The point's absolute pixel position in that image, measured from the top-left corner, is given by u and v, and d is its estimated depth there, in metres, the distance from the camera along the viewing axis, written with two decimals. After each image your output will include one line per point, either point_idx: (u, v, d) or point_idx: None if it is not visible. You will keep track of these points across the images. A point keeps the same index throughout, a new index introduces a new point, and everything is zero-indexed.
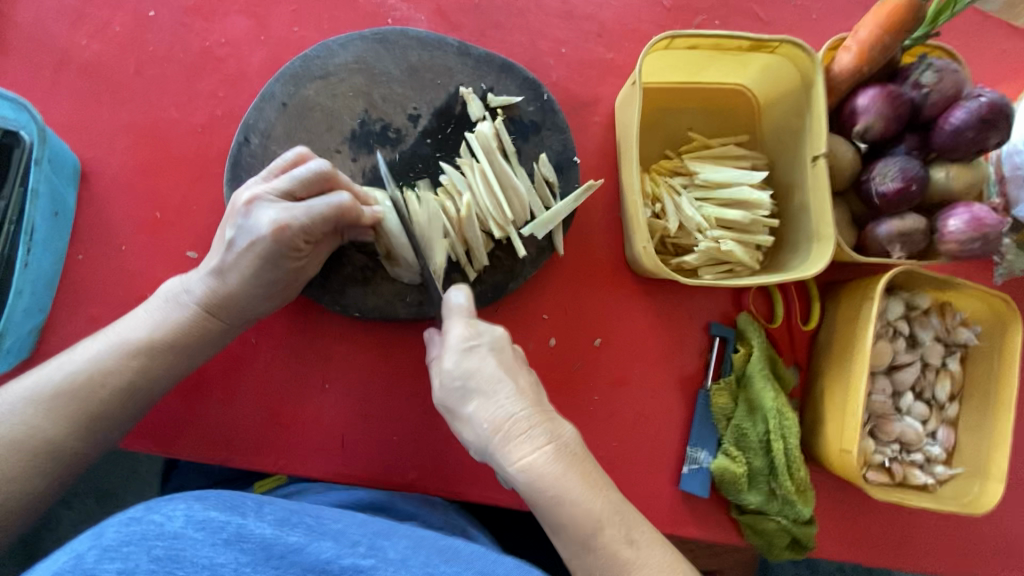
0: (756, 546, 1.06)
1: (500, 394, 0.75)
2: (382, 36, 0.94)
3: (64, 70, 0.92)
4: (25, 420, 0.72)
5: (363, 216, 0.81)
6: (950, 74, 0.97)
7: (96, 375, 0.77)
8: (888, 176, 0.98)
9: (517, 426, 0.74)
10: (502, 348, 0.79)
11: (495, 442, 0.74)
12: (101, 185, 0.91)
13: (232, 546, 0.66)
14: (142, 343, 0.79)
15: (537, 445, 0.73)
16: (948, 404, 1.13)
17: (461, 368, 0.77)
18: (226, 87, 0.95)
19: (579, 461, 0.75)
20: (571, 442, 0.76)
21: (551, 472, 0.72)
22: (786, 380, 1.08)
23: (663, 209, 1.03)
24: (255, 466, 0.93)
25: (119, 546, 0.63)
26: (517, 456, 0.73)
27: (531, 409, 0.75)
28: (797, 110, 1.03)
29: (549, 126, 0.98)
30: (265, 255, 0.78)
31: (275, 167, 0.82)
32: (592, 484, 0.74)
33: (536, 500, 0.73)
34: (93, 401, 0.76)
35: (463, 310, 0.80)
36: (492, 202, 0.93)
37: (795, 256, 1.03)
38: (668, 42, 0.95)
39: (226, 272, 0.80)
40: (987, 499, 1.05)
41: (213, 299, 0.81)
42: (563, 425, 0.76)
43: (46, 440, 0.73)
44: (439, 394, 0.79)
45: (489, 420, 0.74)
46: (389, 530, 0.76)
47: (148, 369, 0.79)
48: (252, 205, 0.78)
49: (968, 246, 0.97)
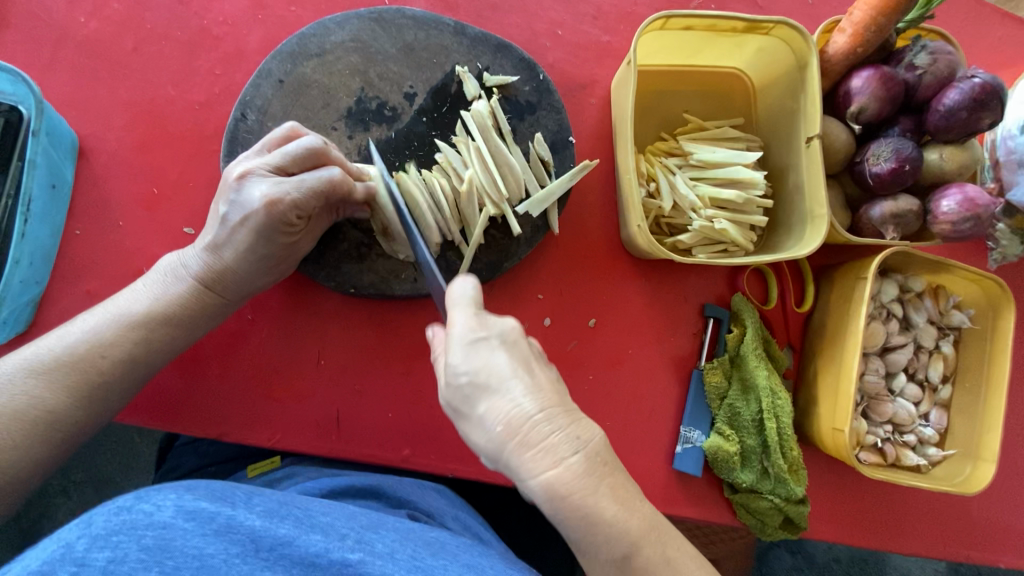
0: (748, 525, 1.06)
1: (514, 394, 0.65)
2: (378, 15, 0.95)
3: (62, 47, 0.92)
4: (26, 390, 0.73)
5: (355, 190, 0.81)
6: (943, 56, 0.98)
7: (96, 347, 0.77)
8: (881, 157, 0.99)
9: (536, 432, 0.64)
10: (514, 341, 0.69)
11: (510, 452, 0.64)
12: (99, 161, 0.92)
13: (222, 537, 0.64)
14: (139, 316, 0.80)
15: (561, 455, 0.64)
16: (941, 386, 1.13)
17: (469, 365, 0.67)
18: (223, 65, 0.95)
19: (608, 469, 0.66)
20: (600, 447, 0.66)
21: (578, 484, 0.64)
22: (780, 361, 1.09)
23: (658, 190, 1.03)
24: (251, 442, 0.93)
25: (108, 535, 0.62)
26: (539, 467, 0.64)
27: (552, 411, 0.65)
28: (791, 92, 1.03)
29: (545, 106, 0.99)
30: (259, 230, 0.78)
31: (268, 143, 0.81)
32: (622, 495, 0.66)
33: (560, 516, 0.65)
34: (92, 372, 0.77)
35: (467, 300, 0.72)
36: (487, 179, 0.93)
37: (788, 237, 1.04)
38: (664, 22, 0.95)
39: (221, 247, 0.81)
40: (979, 479, 1.06)
41: (210, 273, 0.82)
42: (591, 426, 0.67)
43: (47, 410, 0.74)
44: (445, 394, 0.70)
45: (503, 424, 0.65)
46: (376, 524, 0.78)
47: (145, 342, 0.80)
48: (244, 179, 0.78)
49: (961, 226, 0.98)
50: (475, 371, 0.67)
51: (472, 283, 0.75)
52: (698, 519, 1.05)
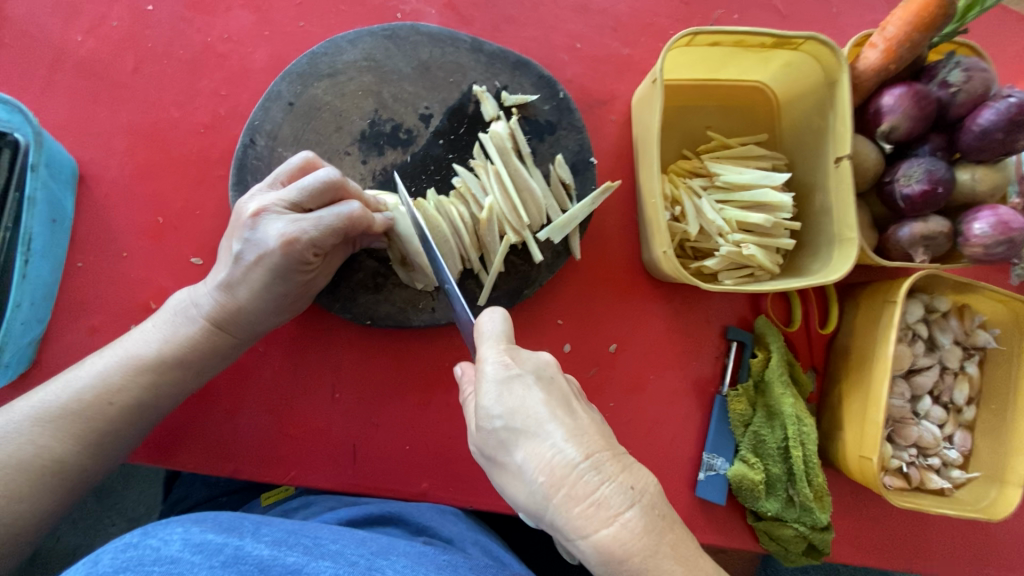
0: (772, 551, 1.04)
1: (553, 438, 0.58)
2: (391, 32, 0.90)
3: (58, 67, 0.87)
4: (33, 439, 0.69)
5: (375, 223, 0.78)
6: (978, 73, 0.94)
7: (104, 392, 0.74)
8: (913, 178, 0.95)
9: (583, 483, 0.56)
10: (550, 378, 0.64)
11: (555, 507, 0.56)
12: (100, 189, 0.87)
13: (230, 568, 0.64)
14: (150, 359, 0.76)
15: (615, 509, 0.55)
16: (966, 407, 1.11)
17: (503, 407, 0.61)
18: (229, 85, 0.90)
19: (667, 523, 0.57)
20: (656, 496, 0.58)
21: (637, 544, 0.55)
22: (804, 385, 1.06)
23: (682, 213, 1.00)
24: (265, 478, 0.90)
25: (116, 573, 0.62)
26: (590, 525, 0.55)
27: (600, 456, 0.57)
28: (819, 109, 0.99)
29: (565, 126, 0.95)
30: (276, 269, 0.74)
31: (282, 174, 0.77)
32: (685, 555, 0.56)
33: None
34: (100, 419, 0.73)
35: (497, 337, 0.68)
36: (508, 205, 0.89)
37: (815, 260, 1.01)
38: (690, 39, 0.91)
39: (234, 286, 0.76)
40: (1005, 504, 1.04)
41: (222, 313, 0.78)
42: (644, 472, 0.59)
43: (53, 460, 0.70)
44: (477, 442, 0.65)
45: (544, 474, 0.57)
46: (387, 549, 0.74)
47: (156, 385, 0.76)
48: (259, 217, 0.74)
49: (994, 250, 0.94)
50: (510, 414, 0.61)
51: (500, 314, 0.70)
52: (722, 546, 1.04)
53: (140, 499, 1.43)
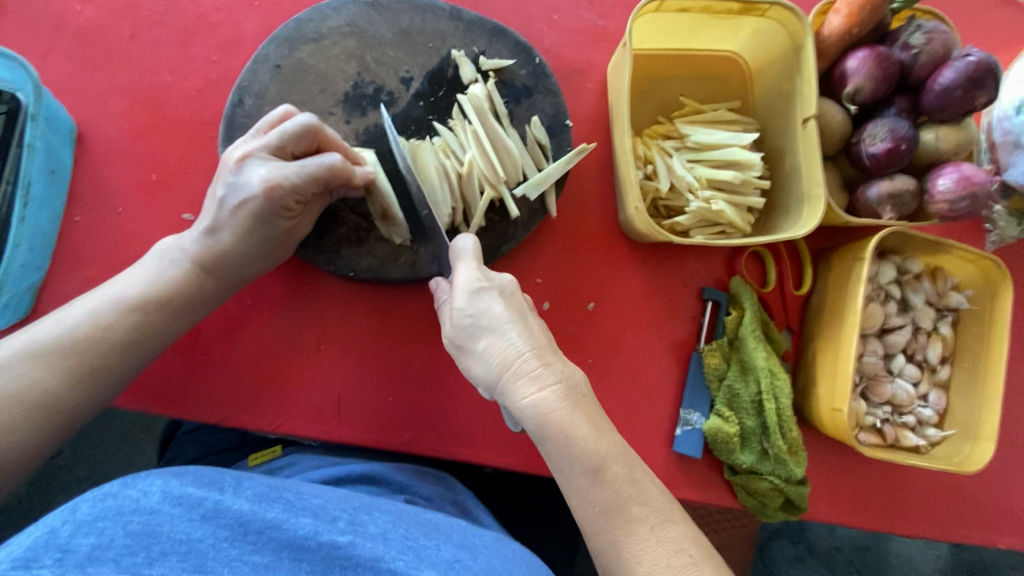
0: (749, 507, 1.06)
1: (511, 332, 0.73)
2: (373, 0, 0.95)
3: (59, 34, 0.93)
4: (26, 373, 0.73)
5: (356, 176, 0.82)
6: (938, 35, 0.98)
7: (96, 329, 0.78)
8: (878, 137, 0.99)
9: (528, 364, 0.72)
10: (511, 292, 0.77)
11: (506, 378, 0.72)
12: (97, 148, 0.92)
13: (209, 522, 0.67)
14: (140, 299, 0.80)
15: (548, 383, 0.71)
16: (940, 367, 1.14)
17: (472, 306, 0.75)
18: (220, 52, 0.95)
19: (586, 400, 0.73)
20: (581, 385, 0.74)
21: (558, 410, 0.71)
22: (779, 343, 1.09)
23: (654, 171, 1.03)
24: (252, 426, 0.93)
25: (93, 521, 0.63)
26: (528, 392, 0.71)
27: (542, 349, 0.73)
28: (787, 74, 1.03)
29: (541, 89, 0.99)
30: (259, 213, 0.79)
31: (264, 124, 0.82)
32: (598, 423, 0.72)
33: (543, 438, 0.71)
34: (93, 355, 0.77)
35: (469, 254, 0.79)
36: (485, 161, 0.93)
37: (785, 219, 1.04)
38: (659, 4, 0.96)
39: (219, 230, 0.81)
40: (977, 458, 1.06)
41: (207, 256, 0.83)
42: (572, 366, 0.74)
43: (47, 393, 0.74)
44: (448, 335, 0.77)
45: (499, 359, 0.72)
46: (370, 505, 0.79)
47: (146, 325, 0.80)
48: (244, 162, 0.79)
49: (958, 205, 0.98)
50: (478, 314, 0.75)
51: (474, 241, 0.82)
52: (699, 501, 1.06)
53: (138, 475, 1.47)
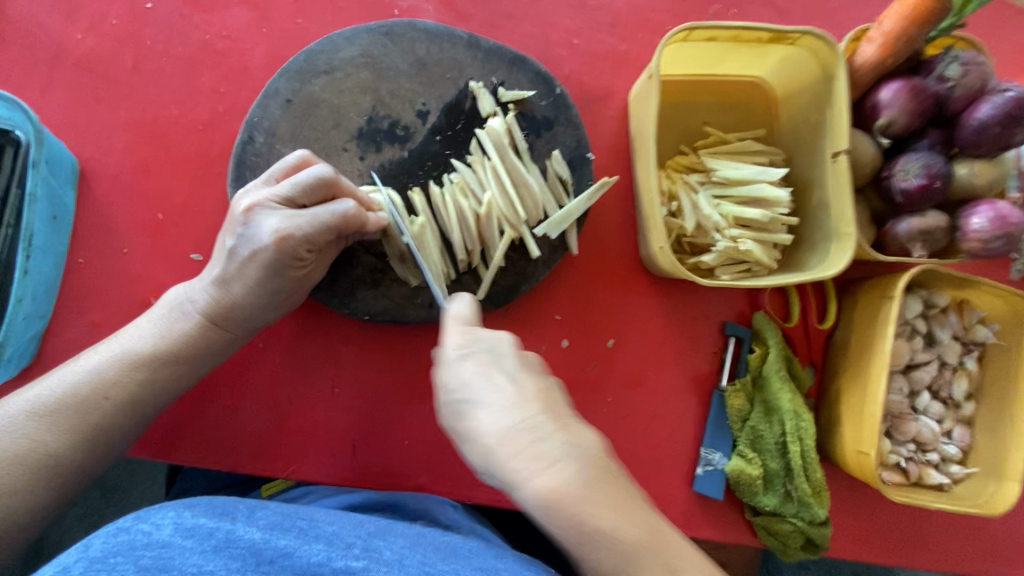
0: (770, 546, 1.04)
1: (502, 403, 0.67)
2: (388, 29, 0.91)
3: (59, 66, 0.88)
4: (28, 434, 0.71)
5: (368, 224, 0.79)
6: (975, 67, 0.94)
7: (99, 388, 0.75)
8: (910, 173, 0.95)
9: (521, 440, 0.65)
10: (504, 352, 0.71)
11: (500, 462, 0.65)
12: (100, 186, 0.88)
13: (221, 553, 0.64)
14: (145, 356, 0.78)
15: (549, 462, 0.64)
16: (964, 403, 1.11)
17: (459, 380, 0.70)
18: (228, 83, 0.91)
19: (599, 475, 0.65)
20: (592, 454, 0.66)
21: (567, 491, 0.63)
22: (802, 381, 1.06)
23: (679, 208, 1.01)
24: (265, 472, 0.91)
25: (105, 557, 0.60)
26: (527, 475, 0.64)
27: (538, 419, 0.66)
28: (817, 105, 0.99)
29: (562, 121, 0.95)
30: (270, 266, 0.76)
31: (277, 171, 0.79)
32: (617, 503, 0.65)
33: (555, 524, 0.64)
34: (95, 415, 0.75)
35: (461, 317, 0.75)
36: (505, 200, 0.90)
37: (812, 255, 1.01)
38: (686, 33, 0.92)
39: (229, 282, 0.78)
40: (1003, 499, 1.04)
41: (215, 309, 0.79)
42: (578, 433, 0.67)
43: (48, 454, 0.72)
44: (442, 415, 0.73)
45: (490, 436, 0.66)
46: (385, 531, 0.76)
47: (152, 381, 0.78)
48: (252, 213, 0.75)
49: (991, 244, 0.94)
50: (465, 386, 0.70)
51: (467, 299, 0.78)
52: (719, 541, 1.04)
53: (144, 494, 1.44)
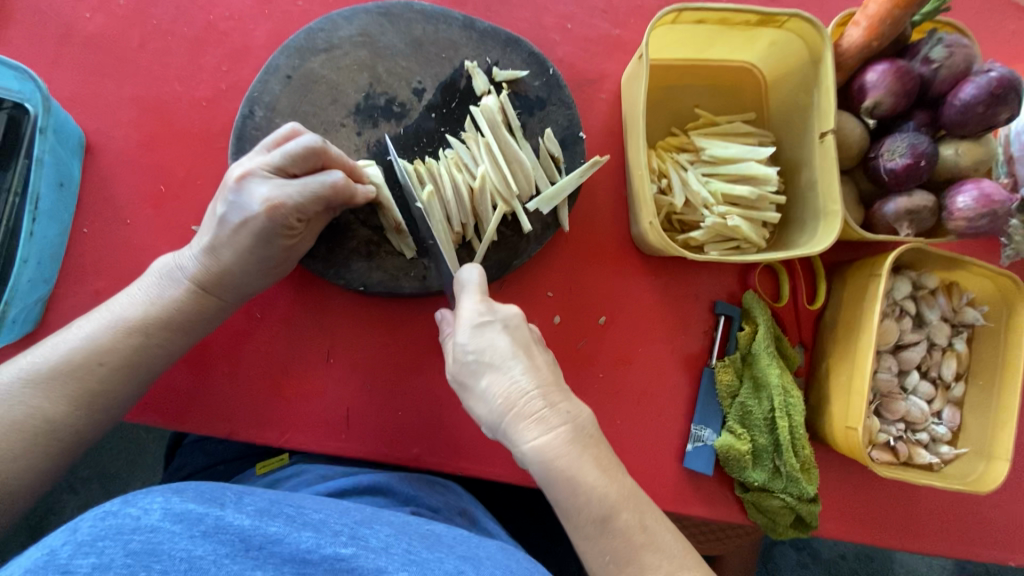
0: (759, 523, 1.05)
1: (513, 370, 0.74)
2: (386, 9, 0.94)
3: (67, 43, 0.91)
4: (24, 400, 0.73)
5: (356, 195, 0.82)
6: (959, 49, 0.96)
7: (94, 354, 0.77)
8: (897, 153, 0.97)
9: (530, 404, 0.72)
10: (517, 324, 0.77)
11: (507, 420, 0.72)
12: (105, 158, 0.91)
13: (210, 538, 0.64)
14: (137, 322, 0.79)
15: (552, 424, 0.71)
16: (954, 384, 1.12)
17: (475, 343, 0.75)
18: (230, 61, 0.94)
19: (591, 441, 0.73)
20: (585, 422, 0.73)
21: (564, 452, 0.71)
22: (792, 359, 1.08)
23: (669, 185, 1.03)
24: (260, 440, 0.93)
25: (94, 541, 0.60)
26: (530, 433, 0.71)
27: (545, 386, 0.73)
28: (804, 87, 1.01)
29: (554, 101, 0.97)
30: (261, 234, 0.78)
31: (272, 141, 0.81)
32: (605, 466, 0.72)
33: (547, 480, 0.71)
34: (90, 381, 0.77)
35: (473, 284, 0.79)
36: (498, 175, 0.92)
37: (800, 234, 1.03)
38: (676, 15, 0.94)
39: (219, 249, 0.80)
40: (992, 478, 1.05)
41: (206, 276, 0.81)
42: (574, 406, 0.73)
43: (46, 419, 0.74)
44: (451, 369, 0.78)
45: (501, 397, 0.73)
46: (371, 518, 0.76)
47: (147, 347, 0.80)
48: (244, 181, 0.77)
49: (977, 223, 0.96)
50: (479, 350, 0.75)
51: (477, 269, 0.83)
52: (709, 518, 1.05)
53: (144, 483, 1.47)
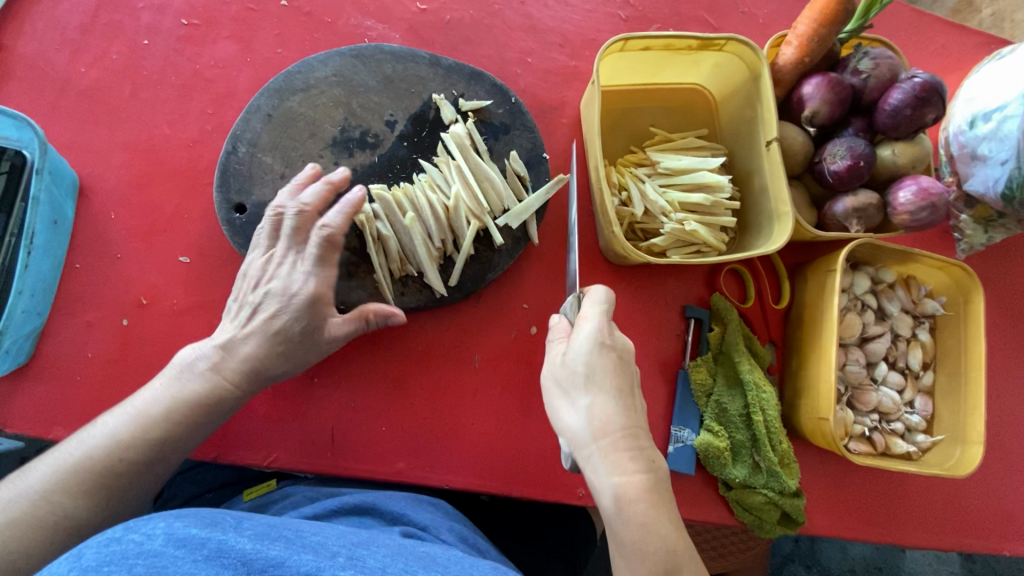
0: (746, 523, 1.07)
1: (618, 403, 0.76)
2: (358, 52, 1.02)
3: (64, 95, 0.99)
4: (46, 497, 0.75)
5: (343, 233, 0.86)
6: (884, 60, 1.05)
7: (113, 451, 0.79)
8: (838, 156, 1.04)
9: (622, 441, 0.74)
10: (627, 364, 0.80)
11: (598, 448, 0.74)
12: (98, 197, 0.97)
13: (213, 562, 0.64)
14: (156, 417, 0.82)
15: (637, 469, 0.73)
16: (923, 373, 1.16)
17: (589, 365, 0.77)
18: (215, 105, 1.02)
19: (666, 497, 0.74)
20: (661, 474, 0.75)
21: (641, 498, 0.72)
22: (763, 357, 1.11)
23: (629, 197, 1.09)
24: (249, 462, 0.95)
25: (99, 566, 0.60)
26: (616, 470, 0.72)
27: (637, 431, 0.75)
28: (749, 101, 1.10)
29: (518, 126, 1.05)
30: (297, 311, 0.85)
31: (268, 227, 0.89)
32: (674, 522, 0.73)
33: (616, 516, 0.73)
34: (107, 476, 0.78)
35: (602, 310, 0.81)
36: (469, 194, 0.98)
37: (758, 236, 1.09)
38: (622, 44, 1.03)
39: (239, 341, 0.86)
40: (968, 461, 1.07)
41: (226, 365, 0.86)
42: (656, 455, 0.76)
43: (63, 514, 0.75)
44: (555, 374, 0.80)
45: (598, 424, 0.74)
46: (367, 541, 0.78)
47: (164, 440, 0.82)
48: (268, 273, 0.87)
49: (919, 215, 1.03)
50: (590, 370, 0.77)
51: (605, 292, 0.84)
52: (696, 520, 1.06)
53: None
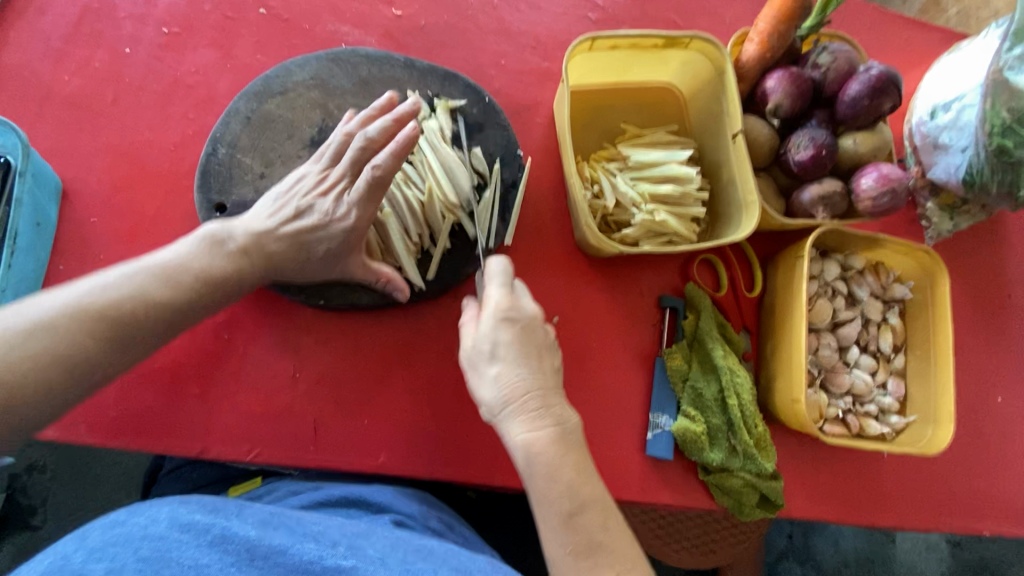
0: (726, 507, 1.09)
1: (523, 369, 0.81)
2: (334, 56, 1.06)
3: (47, 102, 1.02)
4: (68, 336, 0.73)
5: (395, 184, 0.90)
6: (842, 54, 1.09)
7: (141, 304, 0.78)
8: (801, 146, 1.07)
9: (529, 403, 0.79)
10: (535, 330, 0.84)
11: (506, 413, 0.80)
12: (81, 200, 0.99)
13: (216, 548, 0.67)
14: (185, 279, 0.82)
15: (542, 425, 0.79)
16: (894, 356, 1.19)
17: (492, 338, 0.82)
18: (196, 110, 1.05)
19: (573, 447, 0.80)
20: (569, 426, 0.81)
21: (547, 451, 0.78)
22: (737, 344, 1.13)
23: (600, 190, 1.14)
24: (233, 457, 0.96)
25: (105, 547, 0.64)
26: (523, 429, 0.78)
27: (544, 390, 0.81)
28: (715, 96, 1.14)
29: (492, 124, 1.08)
30: (336, 236, 0.90)
31: (327, 150, 0.93)
32: (582, 469, 0.79)
33: (527, 471, 0.79)
34: (131, 327, 0.77)
35: (503, 280, 0.85)
36: (444, 190, 1.01)
37: (728, 225, 1.12)
38: (590, 43, 1.06)
39: (273, 236, 0.88)
40: (940, 439, 1.09)
41: (258, 254, 0.88)
42: (563, 413, 0.81)
43: (82, 354, 0.74)
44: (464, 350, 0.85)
45: (506, 390, 0.80)
46: (368, 531, 0.78)
47: (188, 306, 0.83)
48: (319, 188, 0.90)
49: (880, 201, 1.06)
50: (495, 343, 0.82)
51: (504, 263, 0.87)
52: (676, 506, 1.08)
53: None
